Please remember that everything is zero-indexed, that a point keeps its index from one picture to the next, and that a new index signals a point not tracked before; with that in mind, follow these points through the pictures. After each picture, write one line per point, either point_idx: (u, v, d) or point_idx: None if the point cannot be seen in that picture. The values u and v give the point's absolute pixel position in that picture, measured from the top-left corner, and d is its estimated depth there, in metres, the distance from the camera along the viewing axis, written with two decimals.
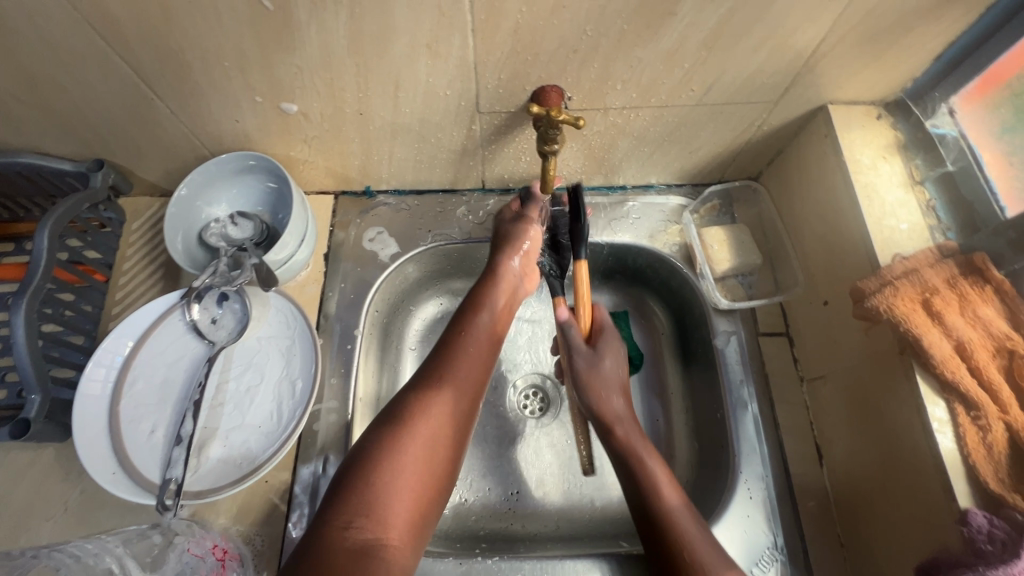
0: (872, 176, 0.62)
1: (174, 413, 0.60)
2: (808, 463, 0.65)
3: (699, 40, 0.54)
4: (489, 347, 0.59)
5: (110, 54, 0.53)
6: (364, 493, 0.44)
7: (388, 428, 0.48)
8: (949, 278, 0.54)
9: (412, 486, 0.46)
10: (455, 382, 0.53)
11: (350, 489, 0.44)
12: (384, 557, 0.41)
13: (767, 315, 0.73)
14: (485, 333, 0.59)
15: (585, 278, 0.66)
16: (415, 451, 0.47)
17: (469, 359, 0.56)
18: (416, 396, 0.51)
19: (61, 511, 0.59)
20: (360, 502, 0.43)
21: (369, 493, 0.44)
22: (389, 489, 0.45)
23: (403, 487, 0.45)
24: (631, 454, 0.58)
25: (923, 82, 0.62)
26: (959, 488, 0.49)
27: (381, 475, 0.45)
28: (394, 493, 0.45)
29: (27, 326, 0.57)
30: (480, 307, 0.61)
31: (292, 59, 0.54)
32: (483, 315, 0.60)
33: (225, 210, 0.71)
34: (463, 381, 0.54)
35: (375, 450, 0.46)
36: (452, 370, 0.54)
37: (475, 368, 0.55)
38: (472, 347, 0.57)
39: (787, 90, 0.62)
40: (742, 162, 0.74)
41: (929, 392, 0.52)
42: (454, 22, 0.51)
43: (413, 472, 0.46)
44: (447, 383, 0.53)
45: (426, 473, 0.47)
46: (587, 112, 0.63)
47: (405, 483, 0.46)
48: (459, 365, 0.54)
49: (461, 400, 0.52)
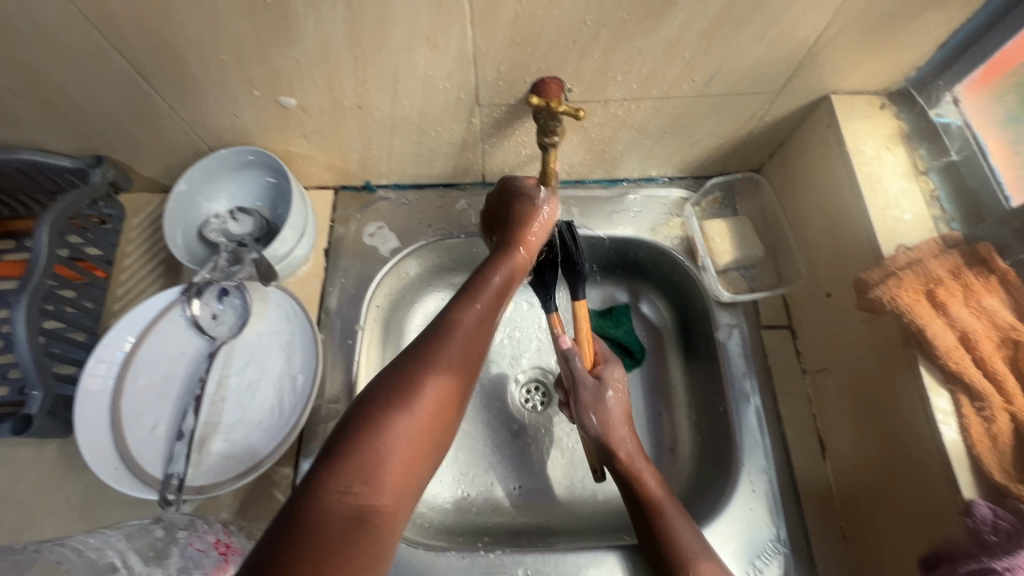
0: (875, 167, 0.62)
1: (176, 408, 0.60)
2: (810, 455, 0.64)
3: (699, 29, 0.53)
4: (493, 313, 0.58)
5: (107, 48, 0.53)
6: (362, 454, 0.42)
7: (387, 390, 0.46)
8: (954, 269, 0.54)
9: (410, 450, 0.44)
10: (459, 345, 0.52)
11: (347, 451, 0.42)
12: (376, 520, 0.40)
13: (769, 308, 0.72)
14: (491, 298, 0.58)
15: (585, 312, 0.67)
16: (417, 414, 0.46)
17: (471, 324, 0.55)
18: (415, 367, 0.49)
19: (64, 506, 0.59)
20: (358, 466, 0.41)
21: (369, 454, 0.42)
22: (387, 453, 0.43)
23: (402, 451, 0.44)
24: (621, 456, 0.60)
25: (927, 70, 0.61)
26: (963, 479, 0.48)
27: (377, 437, 0.43)
28: (392, 456, 0.43)
29: (28, 323, 0.57)
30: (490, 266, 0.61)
31: (289, 52, 0.54)
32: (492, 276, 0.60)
33: (225, 206, 0.70)
34: (463, 343, 0.53)
35: (371, 411, 0.45)
36: (455, 334, 0.53)
37: (476, 335, 0.54)
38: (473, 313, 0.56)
39: (789, 80, 0.61)
40: (744, 154, 0.74)
41: (934, 383, 0.52)
42: (452, 13, 0.50)
43: (412, 435, 0.45)
44: (449, 348, 0.51)
45: (424, 439, 0.45)
46: (588, 104, 0.63)
47: (402, 448, 0.44)
48: (459, 329, 0.53)
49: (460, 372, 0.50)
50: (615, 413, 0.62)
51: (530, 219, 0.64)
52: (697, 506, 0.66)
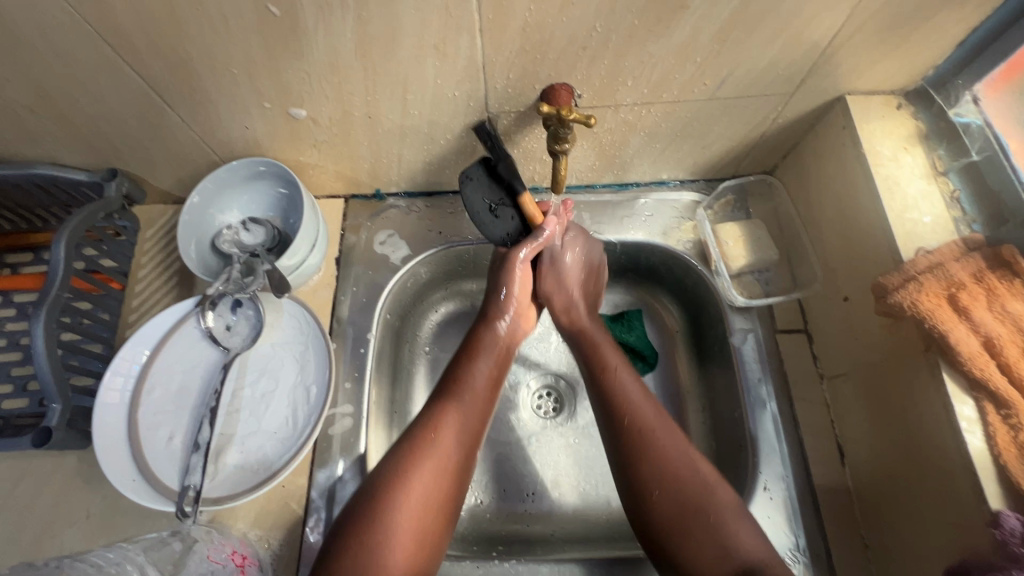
0: (892, 168, 0.61)
1: (192, 419, 0.60)
2: (829, 462, 0.63)
3: (711, 32, 0.53)
4: (487, 395, 0.63)
5: (120, 63, 0.53)
6: (360, 557, 0.49)
7: (384, 488, 0.53)
8: (976, 273, 0.52)
9: (406, 543, 0.51)
10: (452, 434, 0.58)
11: (346, 553, 0.49)
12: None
13: (785, 313, 0.71)
14: (483, 384, 0.63)
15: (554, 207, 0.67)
16: (412, 507, 0.53)
17: (465, 410, 0.60)
18: (422, 438, 0.57)
19: (84, 517, 0.59)
20: (367, 545, 0.50)
21: (365, 556, 0.49)
22: (384, 553, 0.50)
23: (397, 552, 0.50)
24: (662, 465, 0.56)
25: (945, 68, 0.60)
26: (989, 489, 0.47)
27: (376, 543, 0.50)
28: (389, 555, 0.50)
29: (46, 336, 0.57)
30: (478, 354, 0.65)
31: (299, 64, 0.54)
32: (480, 362, 0.64)
33: (237, 217, 0.71)
34: (461, 427, 0.59)
35: (366, 515, 0.51)
36: (450, 423, 0.59)
37: (470, 421, 0.60)
38: (469, 399, 0.61)
39: (802, 82, 0.60)
40: (756, 156, 0.73)
41: (957, 390, 0.50)
42: (461, 23, 0.50)
43: (407, 533, 0.52)
44: (440, 436, 0.57)
45: (420, 531, 0.53)
46: (598, 109, 0.62)
47: (399, 548, 0.51)
48: (456, 412, 0.59)
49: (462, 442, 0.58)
50: (575, 286, 0.69)
51: (495, 322, 0.68)
52: None
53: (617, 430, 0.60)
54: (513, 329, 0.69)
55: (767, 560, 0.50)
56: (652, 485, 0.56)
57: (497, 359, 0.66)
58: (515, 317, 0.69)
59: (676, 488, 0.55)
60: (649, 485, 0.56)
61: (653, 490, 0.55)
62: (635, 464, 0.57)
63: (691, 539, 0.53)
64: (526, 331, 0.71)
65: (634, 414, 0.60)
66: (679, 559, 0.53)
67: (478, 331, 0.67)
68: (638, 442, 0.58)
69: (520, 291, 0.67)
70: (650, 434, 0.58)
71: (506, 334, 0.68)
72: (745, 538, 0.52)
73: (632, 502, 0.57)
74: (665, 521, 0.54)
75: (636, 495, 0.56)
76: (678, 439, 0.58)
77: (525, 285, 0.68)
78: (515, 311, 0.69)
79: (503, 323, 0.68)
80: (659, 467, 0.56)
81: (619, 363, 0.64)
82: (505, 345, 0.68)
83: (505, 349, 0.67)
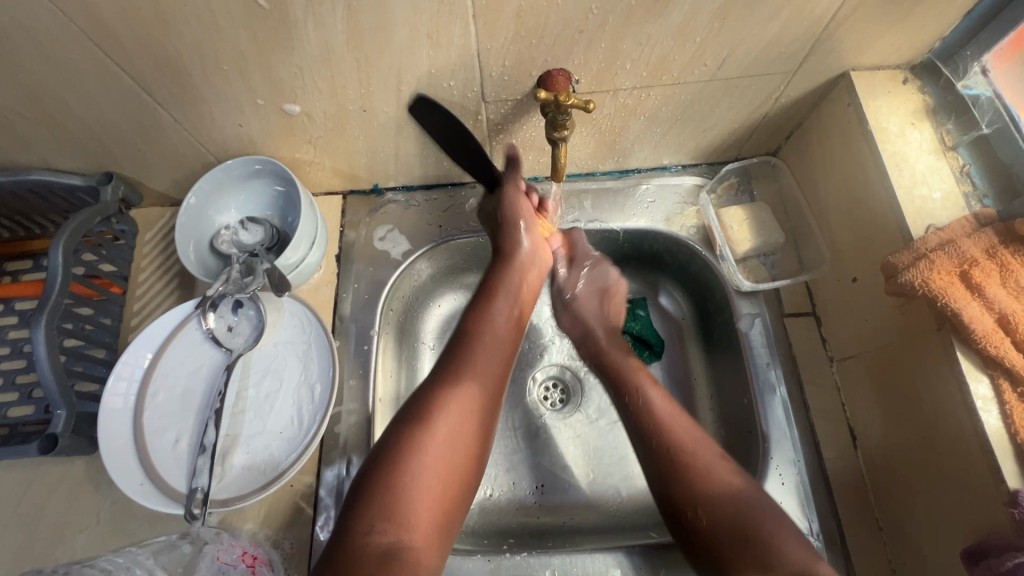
0: (900, 145, 0.59)
1: (197, 421, 0.60)
2: (841, 445, 0.62)
3: (710, 11, 0.51)
4: (507, 336, 0.62)
5: (108, 64, 0.53)
6: (388, 502, 0.48)
7: (408, 430, 0.52)
8: (988, 248, 0.51)
9: (433, 485, 0.51)
10: (476, 379, 0.57)
11: (375, 492, 0.49)
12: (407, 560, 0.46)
13: (792, 296, 0.70)
14: (504, 322, 0.62)
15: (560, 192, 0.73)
16: (440, 442, 0.52)
17: (487, 356, 0.59)
18: (449, 375, 0.57)
19: (95, 522, 0.59)
20: (393, 484, 0.49)
21: (391, 492, 0.49)
22: (413, 491, 0.49)
23: (427, 487, 0.50)
24: (685, 465, 0.55)
25: (952, 40, 0.58)
26: (1006, 468, 0.46)
27: (403, 487, 0.49)
28: (417, 494, 0.50)
29: (48, 342, 0.57)
30: (496, 293, 0.63)
31: (290, 59, 0.53)
32: (499, 302, 0.63)
33: (234, 217, 0.70)
34: (484, 367, 0.58)
35: (391, 462, 0.50)
36: (475, 370, 0.57)
37: (495, 359, 0.60)
38: (490, 339, 0.60)
39: (805, 59, 0.59)
40: (760, 137, 0.71)
41: (971, 369, 0.50)
42: (453, 9, 0.49)
43: (435, 470, 0.51)
44: (462, 382, 0.56)
45: (449, 466, 0.52)
46: (596, 95, 0.61)
47: (423, 484, 0.50)
48: (480, 354, 0.59)
49: (491, 373, 0.58)
50: (591, 314, 0.72)
51: (515, 256, 0.65)
52: None
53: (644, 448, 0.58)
54: (533, 258, 0.67)
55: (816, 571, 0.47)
56: (688, 507, 0.53)
57: (516, 298, 0.64)
58: (534, 246, 0.66)
59: (713, 502, 0.52)
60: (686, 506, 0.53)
61: (690, 511, 0.53)
62: (666, 484, 0.55)
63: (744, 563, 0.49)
64: (546, 262, 0.69)
65: (665, 431, 0.57)
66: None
67: (497, 272, 0.65)
68: (671, 463, 0.55)
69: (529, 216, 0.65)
70: (679, 452, 0.56)
71: (527, 264, 0.66)
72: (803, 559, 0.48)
73: (674, 526, 0.54)
74: (711, 545, 0.51)
75: (675, 517, 0.54)
76: (713, 453, 0.55)
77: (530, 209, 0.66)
78: (534, 240, 0.66)
79: (522, 254, 0.65)
80: (696, 483, 0.53)
81: (643, 380, 0.63)
82: (525, 282, 0.66)
83: (527, 281, 0.66)
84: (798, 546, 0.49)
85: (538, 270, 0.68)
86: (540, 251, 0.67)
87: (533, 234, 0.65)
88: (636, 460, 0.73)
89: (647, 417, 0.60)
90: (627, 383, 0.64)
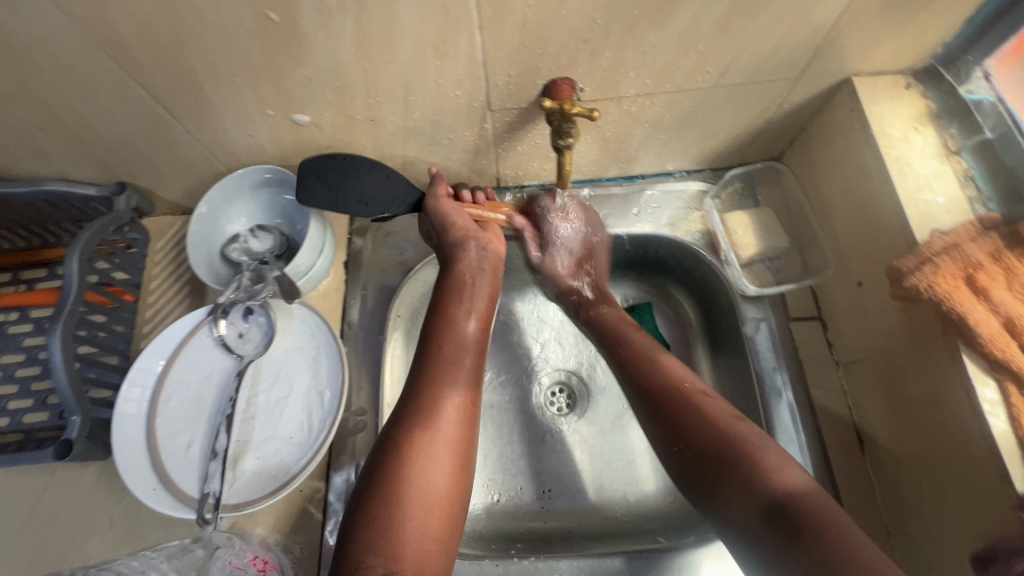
0: (903, 149, 0.60)
1: (208, 427, 0.61)
2: (848, 450, 0.62)
3: (713, 19, 0.52)
4: (474, 352, 0.63)
5: (124, 77, 0.54)
6: (376, 533, 0.49)
7: (385, 460, 0.53)
8: (993, 252, 0.51)
9: (417, 507, 0.51)
10: (439, 396, 0.57)
11: (362, 525, 0.50)
12: None
13: (798, 300, 0.70)
14: (467, 338, 0.63)
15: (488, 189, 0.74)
16: (416, 465, 0.53)
17: (451, 373, 0.59)
18: (413, 399, 0.57)
19: (108, 527, 0.60)
20: (378, 514, 0.50)
21: (377, 521, 0.50)
22: (399, 516, 0.50)
23: (412, 510, 0.51)
24: (666, 388, 0.60)
25: (954, 46, 0.59)
26: (1014, 471, 0.46)
27: (388, 514, 0.50)
28: (404, 519, 0.50)
29: (63, 349, 0.58)
30: (450, 307, 0.64)
31: (300, 71, 0.54)
32: (461, 320, 0.64)
33: (244, 225, 0.71)
34: (449, 381, 0.59)
35: (378, 497, 0.51)
36: (454, 388, 0.58)
37: (459, 374, 0.60)
38: (453, 356, 0.61)
39: (807, 66, 0.59)
40: (763, 142, 0.72)
41: (978, 372, 0.50)
42: (460, 21, 0.50)
43: (416, 494, 0.52)
44: (426, 401, 0.57)
45: (429, 487, 0.52)
46: (600, 102, 0.62)
47: (407, 507, 0.51)
48: (443, 373, 0.59)
49: (455, 386, 0.59)
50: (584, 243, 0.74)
51: (462, 263, 0.66)
52: None
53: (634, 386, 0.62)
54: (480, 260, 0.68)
55: (800, 495, 0.49)
56: (676, 441, 0.57)
57: (481, 312, 0.66)
58: (478, 246, 0.68)
59: (695, 426, 0.56)
60: (672, 435, 0.57)
61: (677, 446, 0.57)
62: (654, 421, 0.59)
63: (725, 478, 0.52)
64: (496, 254, 0.70)
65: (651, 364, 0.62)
66: (717, 500, 0.53)
67: (446, 282, 0.66)
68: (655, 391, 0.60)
69: (465, 222, 0.66)
70: (665, 390, 0.60)
71: (477, 265, 0.67)
72: (786, 475, 0.50)
73: (664, 450, 0.58)
74: (696, 465, 0.55)
75: (664, 443, 0.58)
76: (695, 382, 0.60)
77: (464, 214, 0.67)
78: (476, 239, 0.67)
79: (469, 261, 0.67)
80: (679, 417, 0.57)
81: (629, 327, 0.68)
82: (484, 288, 0.67)
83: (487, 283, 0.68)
84: (782, 460, 0.52)
85: (492, 269, 0.69)
86: (489, 247, 0.69)
87: (473, 236, 0.67)
88: (643, 466, 0.73)
89: (634, 361, 0.64)
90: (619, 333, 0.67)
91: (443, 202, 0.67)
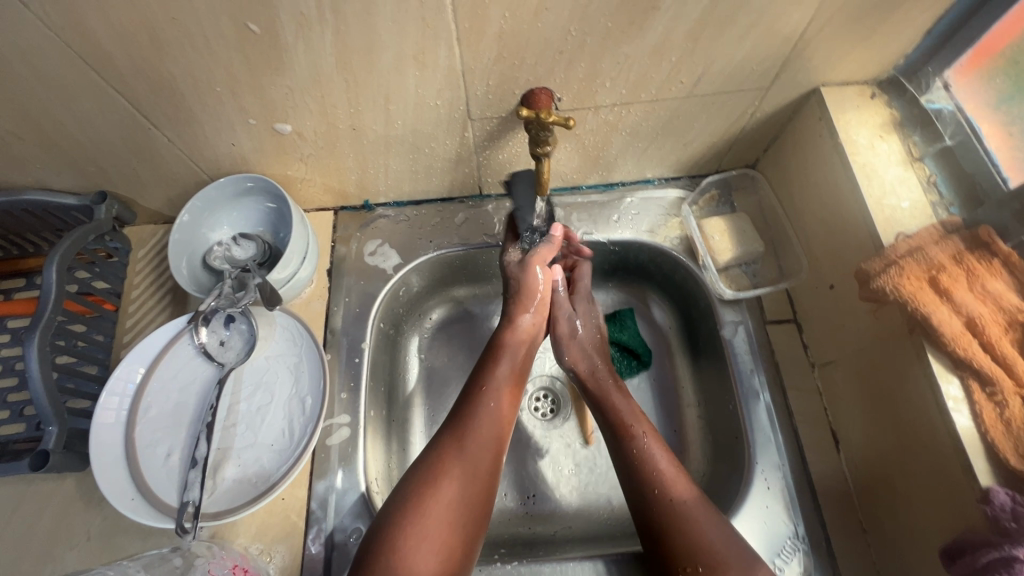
0: (869, 156, 0.62)
1: (189, 435, 0.61)
2: (824, 449, 0.64)
3: (684, 32, 0.54)
4: (509, 397, 0.63)
5: (104, 87, 0.54)
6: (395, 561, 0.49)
7: (415, 489, 0.54)
8: (955, 255, 0.53)
9: (438, 544, 0.51)
10: (478, 437, 0.58)
11: (382, 551, 0.50)
12: None
13: (773, 303, 0.72)
14: (506, 385, 0.63)
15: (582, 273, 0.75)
16: (443, 503, 0.53)
17: (488, 414, 0.60)
18: (453, 435, 0.58)
19: (84, 539, 0.59)
20: (399, 541, 0.50)
21: (396, 550, 0.50)
22: (418, 547, 0.50)
23: (432, 545, 0.51)
24: (674, 519, 0.54)
25: (915, 57, 0.61)
26: (978, 466, 0.48)
27: (408, 543, 0.50)
28: (421, 552, 0.50)
29: (41, 359, 0.57)
30: (500, 355, 0.65)
31: (281, 80, 0.55)
32: (501, 365, 0.64)
33: (226, 233, 0.71)
34: (486, 428, 0.59)
35: (398, 517, 0.52)
36: (486, 432, 0.59)
37: (493, 422, 0.60)
38: (492, 401, 0.61)
39: (777, 76, 0.61)
40: (738, 151, 0.74)
41: (943, 370, 0.51)
42: (439, 33, 0.51)
43: (440, 529, 0.52)
44: (468, 439, 0.58)
45: (454, 526, 0.53)
46: (578, 111, 0.63)
47: (428, 542, 0.51)
48: (481, 414, 0.60)
49: (491, 433, 0.59)
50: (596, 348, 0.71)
51: (518, 323, 0.67)
52: (717, 498, 0.66)
53: (646, 507, 0.56)
54: (536, 330, 0.69)
55: None
56: None
57: (519, 361, 0.66)
58: (538, 318, 0.69)
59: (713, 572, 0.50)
60: None
61: None
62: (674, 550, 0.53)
63: None
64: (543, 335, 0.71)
65: (661, 486, 0.57)
66: None
67: (501, 336, 0.66)
68: (665, 517, 0.55)
69: (544, 290, 0.69)
70: (679, 511, 0.55)
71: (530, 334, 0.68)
72: None
73: None
74: None
75: None
76: (715, 520, 0.54)
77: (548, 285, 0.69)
78: (538, 311, 0.68)
79: (526, 322, 0.68)
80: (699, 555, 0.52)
81: (645, 428, 0.62)
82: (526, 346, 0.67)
83: (527, 350, 0.67)
84: None
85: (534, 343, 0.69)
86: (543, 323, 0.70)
87: (540, 311, 0.69)
88: None
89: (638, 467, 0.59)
90: (625, 426, 0.62)
91: (537, 273, 0.68)
